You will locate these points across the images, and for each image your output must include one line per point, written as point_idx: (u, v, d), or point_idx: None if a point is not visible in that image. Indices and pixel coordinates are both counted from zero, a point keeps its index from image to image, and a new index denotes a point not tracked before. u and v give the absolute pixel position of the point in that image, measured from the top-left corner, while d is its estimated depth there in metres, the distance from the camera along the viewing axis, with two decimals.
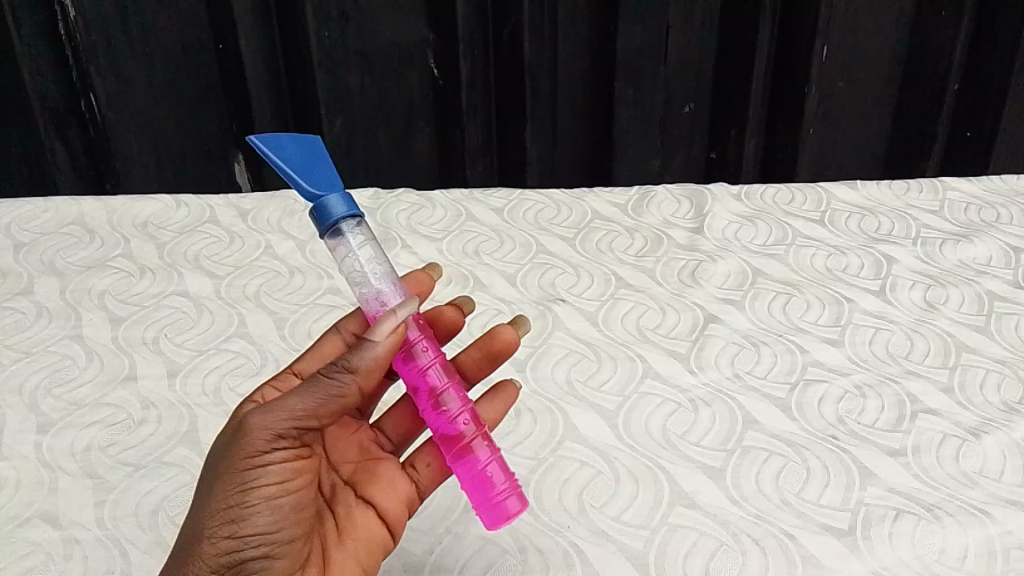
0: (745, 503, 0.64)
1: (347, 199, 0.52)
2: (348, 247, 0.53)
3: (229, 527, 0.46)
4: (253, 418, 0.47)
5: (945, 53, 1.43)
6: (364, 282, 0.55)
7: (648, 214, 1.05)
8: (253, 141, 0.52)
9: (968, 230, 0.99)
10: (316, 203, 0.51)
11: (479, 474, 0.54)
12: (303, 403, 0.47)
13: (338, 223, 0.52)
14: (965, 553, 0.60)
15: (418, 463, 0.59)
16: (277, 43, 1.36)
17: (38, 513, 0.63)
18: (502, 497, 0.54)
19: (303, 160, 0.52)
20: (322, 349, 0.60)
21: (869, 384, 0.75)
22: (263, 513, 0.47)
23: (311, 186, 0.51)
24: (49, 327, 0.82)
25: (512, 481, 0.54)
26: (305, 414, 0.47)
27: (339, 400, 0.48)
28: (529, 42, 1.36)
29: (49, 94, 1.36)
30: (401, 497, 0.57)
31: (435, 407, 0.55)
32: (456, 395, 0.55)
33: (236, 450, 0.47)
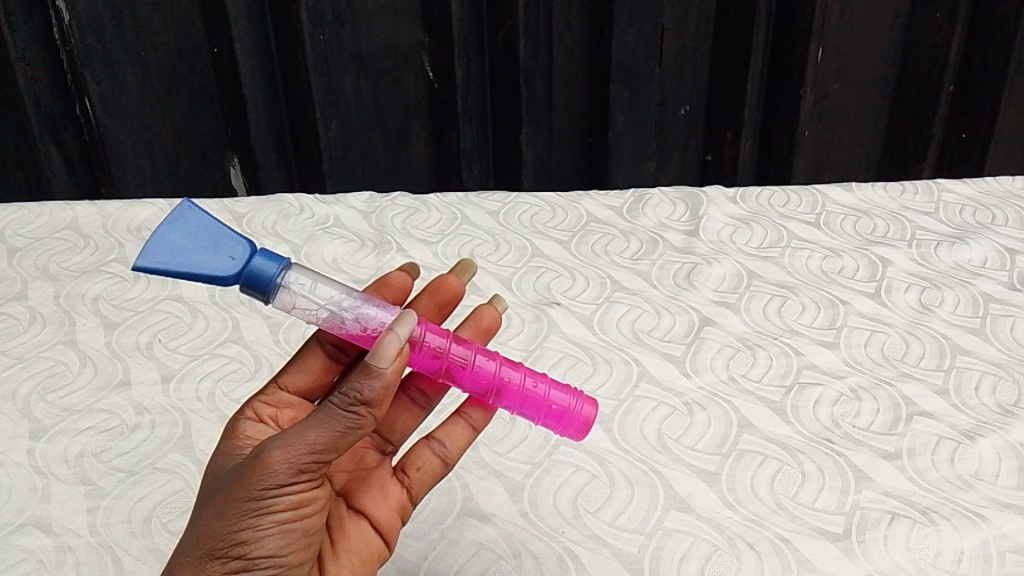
0: (740, 507, 0.64)
1: (265, 252, 0.53)
2: (301, 299, 0.54)
3: (240, 549, 0.45)
4: (276, 450, 0.45)
5: (940, 55, 1.43)
6: (337, 315, 0.56)
7: (643, 216, 1.05)
8: (140, 266, 0.49)
9: (963, 231, 0.99)
10: (248, 273, 0.52)
11: (543, 403, 0.55)
12: (327, 428, 0.45)
13: (280, 279, 0.53)
14: (961, 556, 0.60)
15: (409, 467, 0.60)
16: (273, 47, 1.36)
17: (31, 520, 0.63)
18: (575, 408, 0.56)
19: (203, 252, 0.51)
20: (306, 360, 0.61)
21: (864, 387, 0.75)
22: (275, 536, 0.46)
23: (234, 273, 0.51)
24: (42, 332, 0.82)
25: (574, 391, 0.56)
26: (326, 440, 0.45)
27: (359, 426, 0.46)
28: (525, 45, 1.36)
29: (44, 98, 1.36)
30: (393, 503, 0.58)
31: (471, 377, 0.55)
32: (483, 355, 0.56)
33: (254, 479, 0.45)
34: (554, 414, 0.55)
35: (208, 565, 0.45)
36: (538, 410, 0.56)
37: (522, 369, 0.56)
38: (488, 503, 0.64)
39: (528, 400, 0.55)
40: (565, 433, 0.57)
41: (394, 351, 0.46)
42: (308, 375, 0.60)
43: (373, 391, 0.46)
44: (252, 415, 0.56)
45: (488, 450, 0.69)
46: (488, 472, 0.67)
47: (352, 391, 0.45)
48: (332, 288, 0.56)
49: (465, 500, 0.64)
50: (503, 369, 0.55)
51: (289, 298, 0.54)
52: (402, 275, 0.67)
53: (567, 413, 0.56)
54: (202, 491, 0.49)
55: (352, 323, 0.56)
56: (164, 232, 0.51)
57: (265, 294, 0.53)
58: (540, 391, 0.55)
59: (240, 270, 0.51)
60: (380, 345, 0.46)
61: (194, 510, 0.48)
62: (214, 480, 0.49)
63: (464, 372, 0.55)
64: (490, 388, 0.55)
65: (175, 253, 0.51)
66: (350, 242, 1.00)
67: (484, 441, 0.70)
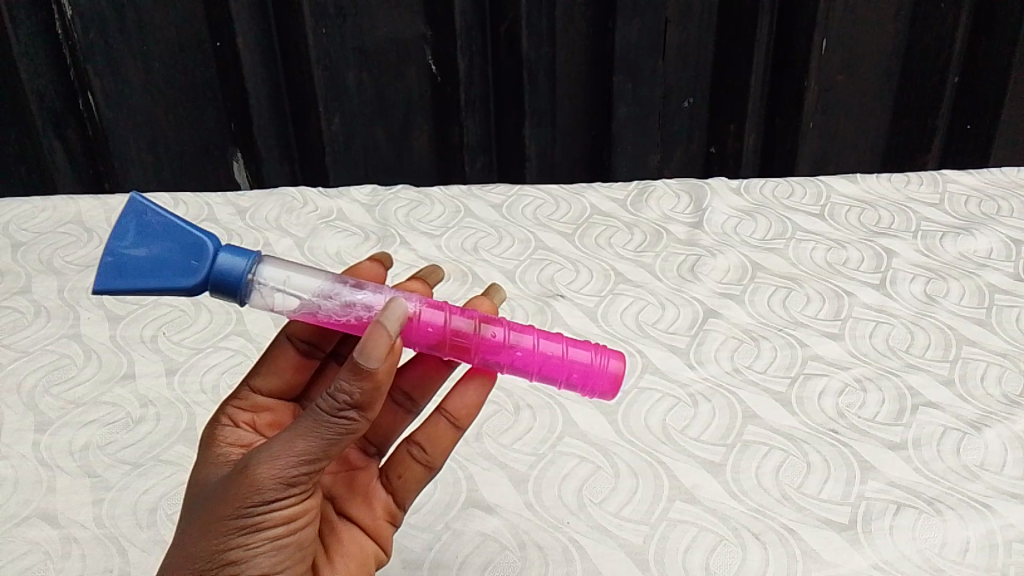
0: (745, 497, 0.63)
1: (229, 247, 0.48)
2: (277, 295, 0.50)
3: (232, 567, 0.45)
4: (263, 465, 0.44)
5: (944, 46, 1.43)
6: (322, 308, 0.51)
7: (647, 209, 1.05)
8: (101, 289, 0.47)
9: (967, 222, 0.99)
10: (212, 272, 0.48)
11: (564, 364, 0.51)
12: (315, 440, 0.44)
13: (249, 277, 0.49)
14: (967, 546, 0.60)
15: (390, 473, 0.59)
16: (275, 41, 1.36)
17: (36, 512, 0.63)
18: (601, 364, 0.51)
19: (159, 264, 0.47)
20: (277, 361, 0.58)
21: (869, 378, 0.75)
22: (268, 554, 0.46)
23: (196, 279, 0.47)
24: (47, 326, 0.82)
25: (598, 347, 0.52)
26: (316, 449, 0.44)
27: (349, 432, 0.44)
28: (528, 38, 1.36)
29: (46, 93, 1.36)
30: (379, 509, 0.58)
31: (480, 348, 0.51)
32: (488, 323, 0.52)
33: (242, 495, 0.44)
34: (578, 375, 0.51)
35: None
36: (559, 373, 0.51)
37: (535, 331, 0.52)
38: (493, 495, 0.64)
39: (546, 364, 0.51)
40: (597, 395, 0.52)
41: (384, 350, 0.43)
42: (280, 375, 0.58)
43: (362, 392, 0.43)
44: (229, 420, 0.55)
45: (492, 442, 0.69)
46: (492, 464, 0.67)
47: (340, 394, 0.43)
48: (312, 278, 0.52)
49: (469, 492, 0.64)
50: (512, 335, 0.51)
51: (264, 296, 0.50)
52: (373, 265, 0.61)
53: (591, 372, 0.51)
54: (194, 497, 0.49)
55: (340, 314, 0.51)
56: (120, 246, 0.48)
57: (236, 295, 0.49)
58: (557, 352, 0.51)
59: (203, 271, 0.47)
60: (368, 339, 0.43)
61: (185, 518, 0.48)
62: (206, 485, 0.49)
63: (471, 345, 0.51)
64: (501, 358, 0.51)
65: (133, 269, 0.47)
66: (354, 235, 1.00)
67: (489, 433, 0.69)
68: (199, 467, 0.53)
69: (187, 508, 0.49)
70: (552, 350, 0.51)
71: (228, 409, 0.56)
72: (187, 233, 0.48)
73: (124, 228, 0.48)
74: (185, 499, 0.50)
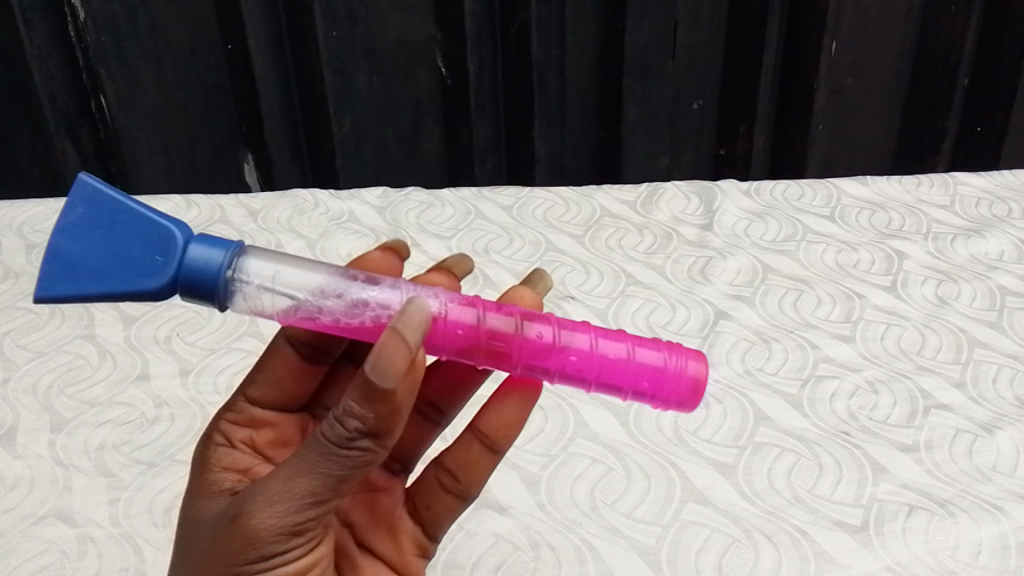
0: (758, 499, 0.64)
1: (200, 238, 0.43)
2: (265, 296, 0.45)
3: None
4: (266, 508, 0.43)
5: (955, 48, 1.42)
6: (323, 309, 0.47)
7: (658, 210, 1.05)
8: (56, 295, 0.42)
9: (979, 225, 0.99)
10: (182, 268, 0.42)
11: (631, 368, 0.47)
12: (320, 478, 0.42)
13: (229, 278, 0.44)
14: (979, 548, 0.60)
15: (421, 503, 0.59)
16: (286, 43, 1.37)
17: (53, 511, 0.63)
18: (674, 366, 0.47)
19: (118, 264, 0.42)
20: (276, 369, 0.57)
21: (881, 380, 0.75)
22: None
23: (162, 280, 0.42)
24: (62, 327, 0.83)
25: (668, 347, 0.48)
26: (321, 487, 0.43)
27: (358, 465, 0.42)
28: (537, 40, 1.36)
29: (60, 94, 1.38)
30: (406, 541, 0.58)
31: (529, 353, 0.48)
32: (539, 325, 0.48)
33: (244, 539, 0.43)
34: (648, 380, 0.47)
35: None
36: (626, 379, 0.47)
37: (593, 332, 0.48)
38: (505, 496, 0.64)
39: (611, 368, 0.47)
40: (670, 403, 0.48)
41: (399, 375, 0.41)
42: (278, 385, 0.58)
43: (374, 420, 0.41)
44: (223, 440, 0.55)
45: None
46: (505, 464, 0.67)
47: (349, 421, 0.41)
48: (310, 273, 0.47)
49: (482, 492, 0.65)
50: (565, 336, 0.48)
51: (251, 295, 0.45)
52: (384, 256, 0.60)
53: (663, 375, 0.47)
54: (195, 527, 0.48)
55: (343, 314, 0.47)
56: (74, 246, 0.43)
57: (217, 300, 0.44)
58: (622, 355, 0.47)
59: (172, 267, 0.42)
60: (382, 353, 0.40)
61: (187, 550, 0.47)
62: (206, 516, 0.48)
63: (520, 348, 0.47)
64: (552, 362, 0.48)
65: (88, 271, 0.42)
66: (365, 237, 1.00)
67: None
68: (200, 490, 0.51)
69: (188, 536, 0.48)
70: (616, 352, 0.47)
71: (221, 425, 0.56)
72: (151, 224, 0.43)
73: (76, 224, 0.43)
74: (186, 529, 0.49)
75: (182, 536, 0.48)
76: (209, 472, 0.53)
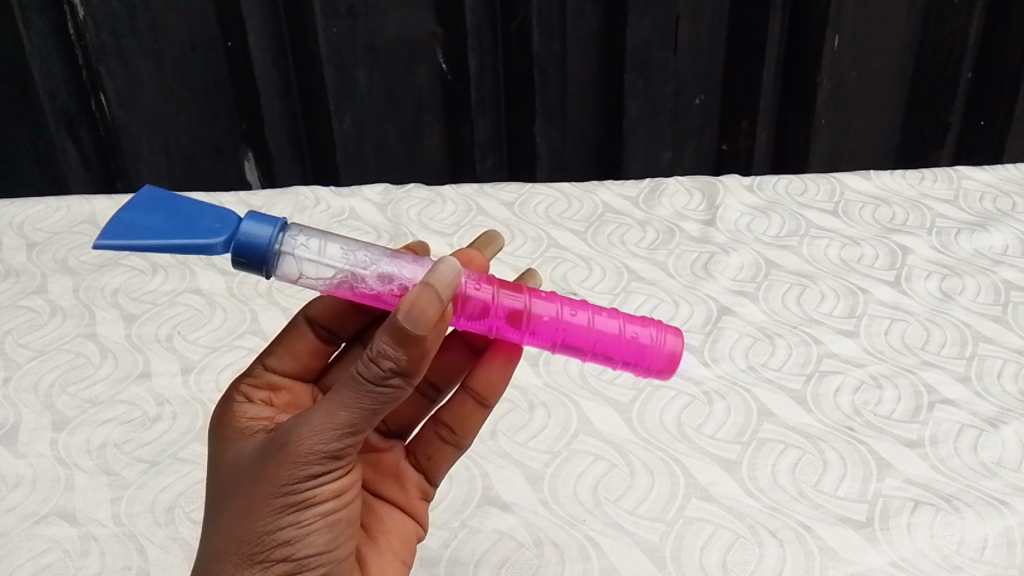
0: (762, 495, 0.63)
1: (254, 213, 0.47)
2: (308, 266, 0.49)
3: (285, 549, 0.46)
4: (306, 441, 0.44)
5: (958, 41, 1.42)
6: (360, 279, 0.50)
7: (660, 206, 1.04)
8: (106, 245, 0.44)
9: (983, 219, 0.98)
10: (237, 235, 0.46)
11: (622, 342, 0.50)
12: (356, 411, 0.44)
13: (278, 248, 0.47)
14: (985, 544, 0.59)
15: (420, 454, 0.60)
16: (286, 39, 1.36)
17: (55, 510, 0.63)
18: (657, 341, 0.50)
19: (175, 226, 0.46)
20: (294, 343, 0.60)
21: (885, 375, 0.75)
22: (320, 530, 0.47)
23: (220, 239, 0.45)
24: (63, 325, 0.83)
25: (655, 324, 0.51)
26: (359, 419, 0.44)
27: (392, 399, 0.44)
28: (538, 35, 1.35)
29: (60, 93, 1.38)
30: (413, 488, 0.59)
31: (530, 327, 0.51)
32: (538, 297, 0.51)
33: (288, 472, 0.45)
34: (631, 352, 0.50)
35: (254, 564, 0.46)
36: (612, 350, 0.50)
37: (589, 308, 0.51)
38: (508, 492, 0.64)
39: (600, 341, 0.50)
40: (652, 373, 0.52)
41: (432, 320, 0.43)
42: (295, 357, 0.60)
43: (407, 360, 0.43)
44: (244, 399, 0.55)
45: (507, 439, 0.69)
46: (508, 461, 0.67)
47: (384, 360, 0.43)
48: (346, 247, 0.51)
49: (485, 488, 0.65)
50: (564, 311, 0.51)
51: (297, 267, 0.48)
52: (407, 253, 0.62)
53: (649, 350, 0.50)
54: (229, 473, 0.49)
55: (380, 283, 0.50)
56: (136, 213, 0.46)
57: (264, 269, 0.47)
58: (614, 330, 0.50)
59: (227, 232, 0.46)
60: (415, 306, 0.43)
61: (224, 499, 0.48)
62: (237, 462, 0.49)
63: (519, 319, 0.51)
64: (551, 335, 0.51)
65: (145, 231, 0.45)
66: (366, 234, 1.00)
67: (503, 431, 0.70)
68: (223, 442, 0.52)
69: (222, 485, 0.49)
70: (609, 328, 0.50)
71: (242, 387, 0.56)
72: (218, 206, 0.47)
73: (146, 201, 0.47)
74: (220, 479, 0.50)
75: (216, 486, 0.49)
76: (233, 422, 0.53)
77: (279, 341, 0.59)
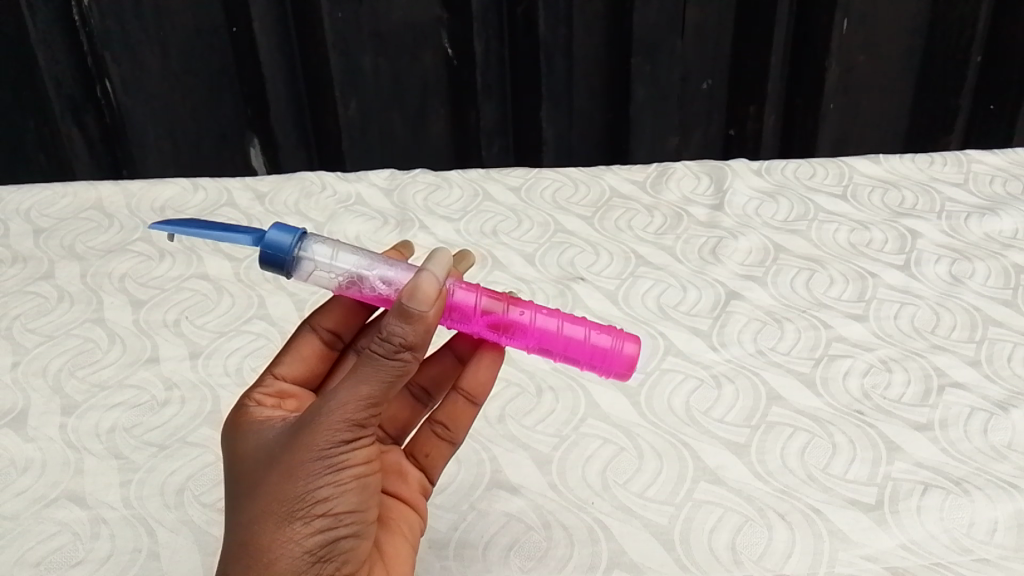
0: (771, 478, 0.63)
1: (279, 222, 0.52)
2: (323, 268, 0.52)
3: (318, 520, 0.46)
4: (335, 413, 0.45)
5: (968, 24, 1.40)
6: (370, 280, 0.53)
7: (667, 190, 1.04)
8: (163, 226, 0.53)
9: (992, 203, 0.98)
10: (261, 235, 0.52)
11: (584, 347, 0.52)
12: (379, 380, 0.45)
13: (296, 251, 0.51)
14: (995, 526, 0.59)
15: (417, 454, 0.60)
16: (291, 24, 1.35)
17: (65, 493, 0.63)
18: (618, 347, 0.52)
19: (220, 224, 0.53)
20: (301, 348, 0.60)
21: (895, 359, 0.74)
22: (353, 492, 0.47)
23: (246, 233, 0.52)
24: (71, 311, 0.83)
25: (619, 330, 0.53)
26: (382, 390, 0.45)
27: (407, 370, 0.45)
28: (544, 20, 1.34)
29: (64, 79, 1.38)
30: (414, 483, 0.58)
31: (505, 329, 0.54)
32: (515, 302, 0.54)
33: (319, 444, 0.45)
34: (594, 357, 0.53)
35: (289, 536, 0.46)
36: (576, 353, 0.53)
37: (560, 315, 0.54)
38: (517, 475, 0.64)
39: (566, 345, 0.53)
40: (614, 375, 0.54)
41: (432, 295, 0.45)
42: (303, 362, 0.59)
43: (418, 336, 0.45)
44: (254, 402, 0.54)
45: (515, 423, 0.69)
46: (516, 444, 0.67)
47: (396, 338, 0.44)
48: (361, 254, 0.54)
49: (493, 471, 0.65)
50: (536, 316, 0.53)
51: (313, 270, 0.52)
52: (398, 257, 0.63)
53: (610, 355, 0.52)
54: (253, 458, 0.48)
55: (387, 285, 0.53)
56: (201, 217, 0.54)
57: (284, 268, 0.51)
58: (579, 335, 0.52)
59: (255, 232, 0.52)
60: (418, 288, 0.45)
61: (251, 483, 0.47)
62: (260, 447, 0.49)
63: (496, 322, 0.54)
64: (524, 337, 0.54)
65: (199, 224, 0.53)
66: (372, 219, 1.00)
67: (511, 415, 0.70)
68: (240, 433, 0.51)
69: (247, 468, 0.49)
70: (575, 333, 0.53)
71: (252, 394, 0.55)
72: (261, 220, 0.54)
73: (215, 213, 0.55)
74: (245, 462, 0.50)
75: (239, 473, 0.49)
76: (246, 417, 0.52)
77: (288, 348, 0.59)
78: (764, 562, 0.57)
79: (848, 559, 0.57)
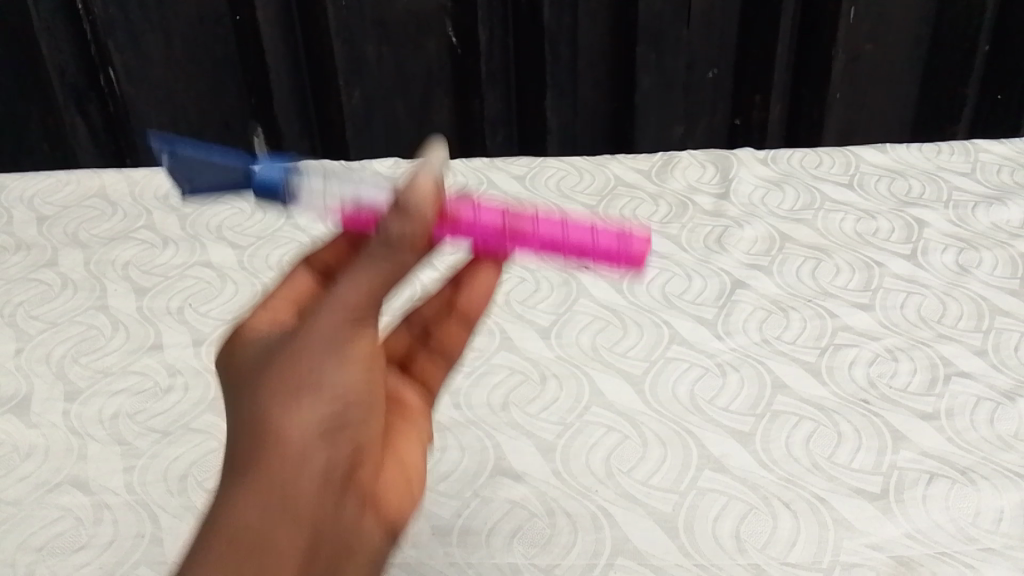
0: (776, 467, 0.63)
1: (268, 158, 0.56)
2: (313, 186, 0.55)
3: (326, 406, 0.43)
4: (343, 299, 0.43)
5: (976, 14, 1.40)
6: (361, 194, 0.56)
7: (673, 179, 1.04)
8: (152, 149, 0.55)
9: (1000, 192, 0.97)
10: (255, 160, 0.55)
11: (595, 245, 0.51)
12: (383, 269, 0.43)
13: (286, 168, 0.55)
14: (1001, 515, 0.59)
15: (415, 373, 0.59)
16: (295, 12, 1.35)
17: (68, 479, 0.63)
18: (628, 237, 0.52)
19: None
20: (290, 287, 0.55)
21: (901, 348, 0.74)
22: (360, 382, 0.44)
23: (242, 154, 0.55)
24: (75, 298, 0.83)
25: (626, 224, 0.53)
26: (387, 281, 0.43)
27: (415, 259, 0.43)
28: (550, 7, 1.34)
29: (68, 67, 1.39)
30: (418, 408, 0.56)
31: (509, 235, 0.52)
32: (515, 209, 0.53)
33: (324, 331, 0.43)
34: (608, 252, 0.52)
35: (293, 429, 0.42)
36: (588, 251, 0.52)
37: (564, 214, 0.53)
38: (520, 463, 0.64)
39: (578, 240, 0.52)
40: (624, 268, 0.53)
41: (434, 187, 0.43)
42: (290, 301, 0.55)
43: (424, 229, 0.42)
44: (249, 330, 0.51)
45: (519, 411, 0.69)
46: (520, 432, 0.67)
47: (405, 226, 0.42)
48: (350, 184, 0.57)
49: (496, 459, 0.64)
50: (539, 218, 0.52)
51: (303, 185, 0.55)
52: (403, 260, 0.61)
53: (622, 245, 0.52)
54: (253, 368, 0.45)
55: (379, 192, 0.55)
56: None
57: (274, 183, 0.54)
58: (588, 230, 0.51)
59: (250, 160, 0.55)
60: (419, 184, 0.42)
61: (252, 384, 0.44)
62: (261, 357, 0.46)
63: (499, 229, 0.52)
64: (531, 241, 0.52)
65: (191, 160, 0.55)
66: None
67: (515, 403, 0.69)
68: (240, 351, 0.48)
69: (248, 375, 0.45)
70: (582, 227, 0.52)
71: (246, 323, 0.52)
72: None
73: None
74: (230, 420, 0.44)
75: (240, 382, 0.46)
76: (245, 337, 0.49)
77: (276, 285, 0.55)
78: (768, 551, 0.57)
79: (852, 548, 0.57)
